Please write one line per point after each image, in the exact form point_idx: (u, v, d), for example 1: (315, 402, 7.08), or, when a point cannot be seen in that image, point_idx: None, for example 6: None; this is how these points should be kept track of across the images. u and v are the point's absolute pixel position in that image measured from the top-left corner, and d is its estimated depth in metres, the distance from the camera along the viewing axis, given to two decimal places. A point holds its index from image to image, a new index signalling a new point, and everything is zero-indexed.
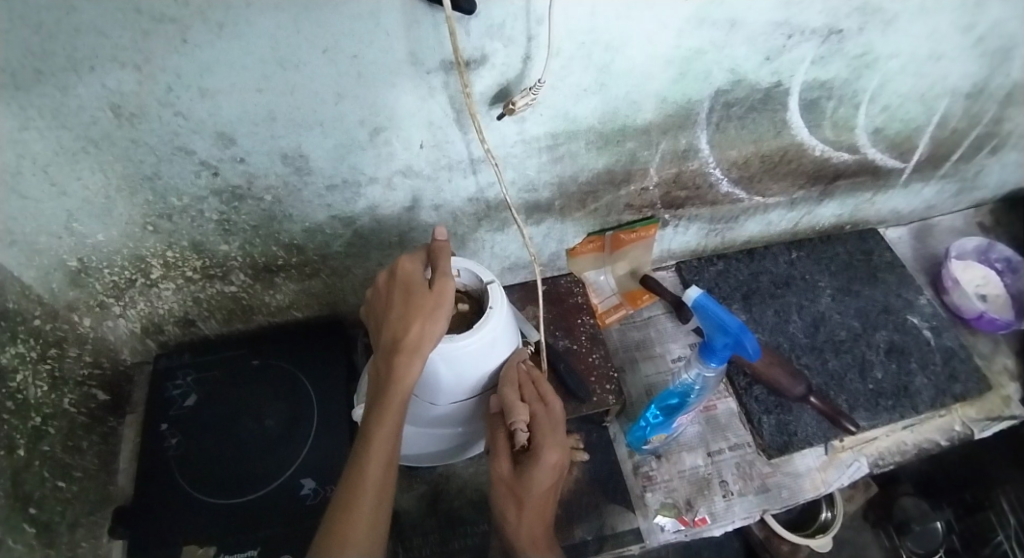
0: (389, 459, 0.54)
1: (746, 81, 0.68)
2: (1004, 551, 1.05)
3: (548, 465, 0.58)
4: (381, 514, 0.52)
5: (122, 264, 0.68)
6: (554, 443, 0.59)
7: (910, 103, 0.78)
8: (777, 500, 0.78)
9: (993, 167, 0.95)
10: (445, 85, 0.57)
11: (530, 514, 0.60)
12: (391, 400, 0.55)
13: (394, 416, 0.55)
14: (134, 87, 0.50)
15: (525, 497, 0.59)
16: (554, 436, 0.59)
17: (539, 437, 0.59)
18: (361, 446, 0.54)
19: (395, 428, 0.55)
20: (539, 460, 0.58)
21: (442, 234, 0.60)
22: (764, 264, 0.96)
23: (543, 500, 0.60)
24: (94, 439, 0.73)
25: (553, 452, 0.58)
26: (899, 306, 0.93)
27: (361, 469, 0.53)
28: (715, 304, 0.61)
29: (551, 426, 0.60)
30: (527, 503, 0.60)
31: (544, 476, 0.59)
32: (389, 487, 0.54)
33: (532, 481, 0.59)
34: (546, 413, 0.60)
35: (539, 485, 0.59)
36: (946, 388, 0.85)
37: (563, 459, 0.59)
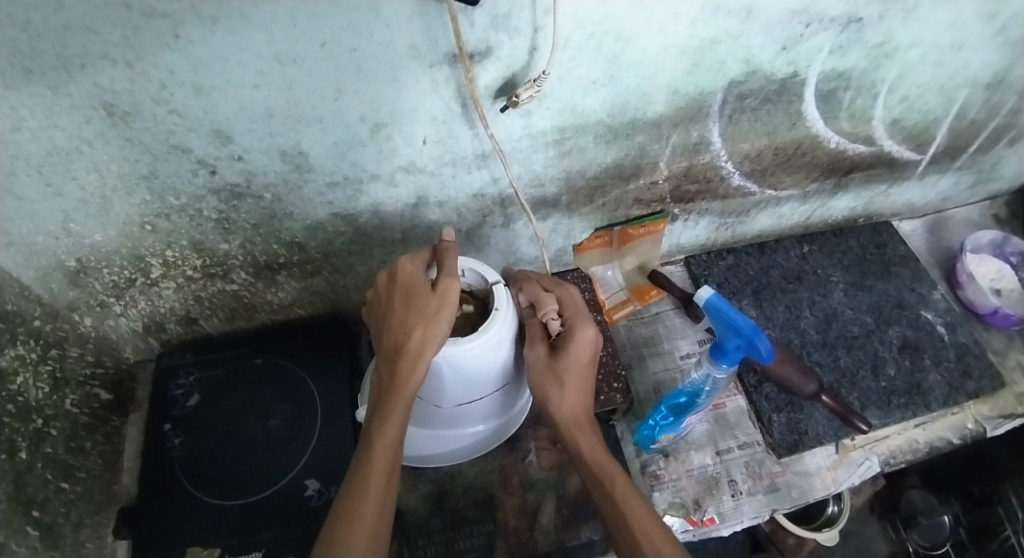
0: (392, 468, 0.53)
1: (762, 72, 0.66)
2: (1012, 546, 1.02)
3: (587, 338, 0.61)
4: (384, 523, 0.52)
5: (121, 264, 0.67)
6: (588, 320, 0.62)
7: (929, 94, 0.75)
8: (786, 500, 0.77)
9: (1012, 158, 0.93)
10: (448, 79, 0.55)
11: (573, 391, 0.61)
12: (394, 408, 0.54)
13: (396, 424, 0.54)
14: (127, 85, 0.48)
15: (568, 372, 0.60)
16: (584, 315, 0.63)
17: (573, 317, 0.62)
18: (364, 454, 0.54)
19: (398, 437, 0.54)
20: (578, 330, 0.61)
21: (449, 235, 0.59)
22: (776, 258, 0.94)
23: (585, 375, 0.61)
24: (98, 439, 0.73)
25: (588, 324, 0.61)
26: (913, 301, 0.91)
27: (364, 478, 0.52)
28: (728, 306, 0.58)
29: (580, 307, 0.64)
30: (570, 379, 0.60)
31: (584, 347, 0.60)
32: (392, 498, 0.53)
33: (573, 355, 0.60)
34: (573, 298, 0.64)
35: (580, 358, 0.60)
36: (960, 385, 0.84)
37: (597, 335, 0.62)
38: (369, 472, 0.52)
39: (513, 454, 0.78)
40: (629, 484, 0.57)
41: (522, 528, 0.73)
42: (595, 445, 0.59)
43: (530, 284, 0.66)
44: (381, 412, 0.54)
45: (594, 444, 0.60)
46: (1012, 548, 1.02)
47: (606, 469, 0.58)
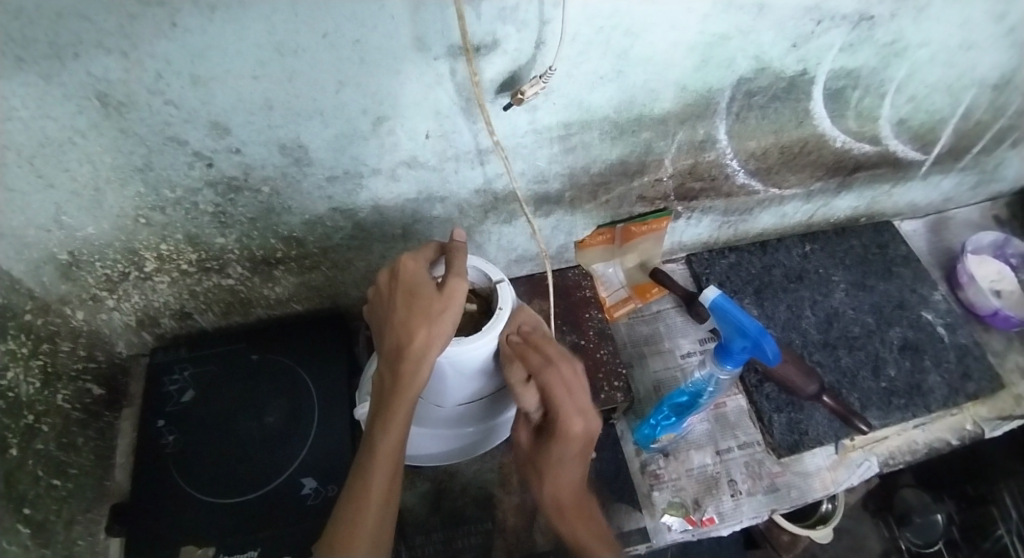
0: (394, 471, 0.53)
1: (771, 69, 0.64)
2: (1005, 546, 1.05)
3: (572, 436, 0.56)
4: (383, 529, 0.51)
5: (115, 257, 0.65)
6: (576, 413, 0.56)
7: (937, 94, 0.75)
8: (786, 500, 0.77)
9: (1015, 160, 0.92)
10: (452, 72, 0.54)
11: (563, 478, 0.60)
12: (395, 413, 0.53)
13: (397, 429, 0.53)
14: (121, 75, 0.47)
15: (553, 464, 0.59)
16: (572, 409, 0.56)
17: (558, 410, 0.56)
18: (365, 457, 0.53)
19: (400, 443, 0.53)
20: (561, 430, 0.56)
21: (459, 235, 0.59)
22: (777, 257, 0.94)
23: (575, 464, 0.59)
24: (90, 434, 0.71)
25: (572, 422, 0.56)
26: (914, 302, 0.90)
27: (365, 481, 0.51)
28: (734, 306, 0.58)
29: (570, 394, 0.56)
30: (557, 472, 0.60)
31: (570, 444, 0.57)
32: (394, 501, 0.53)
33: (557, 453, 0.58)
34: (558, 384, 0.56)
35: (566, 451, 0.58)
36: (959, 387, 0.84)
37: (588, 426, 0.56)
38: (371, 475, 0.51)
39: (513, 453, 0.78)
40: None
41: (521, 527, 0.73)
42: (588, 528, 0.60)
43: (515, 361, 0.58)
44: (382, 415, 0.53)
45: (587, 529, 0.60)
46: (1004, 548, 1.04)
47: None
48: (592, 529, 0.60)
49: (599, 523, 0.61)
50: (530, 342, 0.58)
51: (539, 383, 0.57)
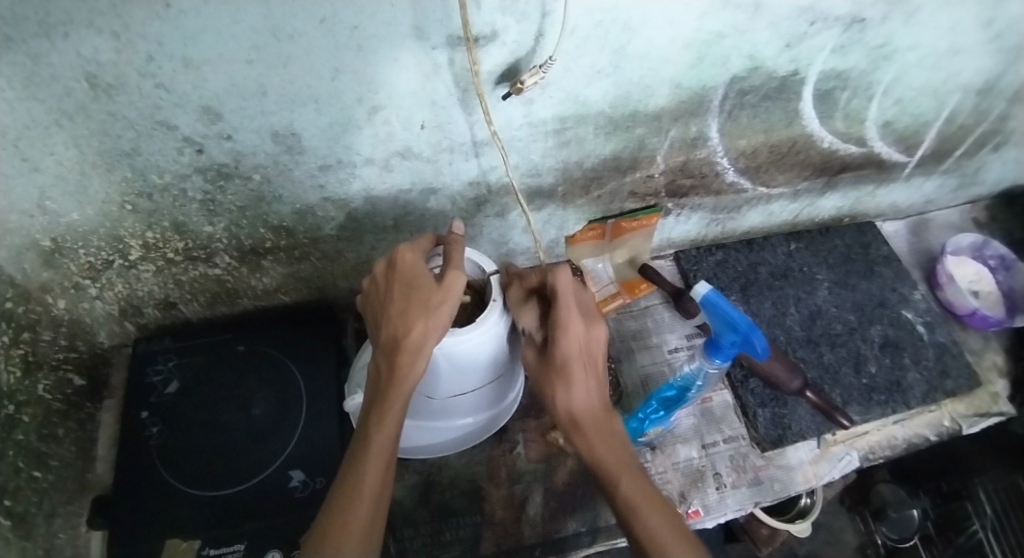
0: (389, 463, 0.53)
1: (764, 68, 0.65)
2: (979, 541, 1.08)
3: (574, 337, 0.56)
4: (377, 520, 0.51)
5: (99, 244, 0.64)
6: (576, 315, 0.57)
7: (922, 97, 0.76)
8: (769, 493, 0.79)
9: (994, 164, 0.95)
10: (451, 63, 0.53)
11: (576, 391, 0.57)
12: (391, 406, 0.53)
13: (392, 423, 0.53)
14: (111, 56, 0.45)
15: (562, 371, 0.57)
16: (571, 308, 0.57)
17: (557, 312, 0.57)
18: (360, 449, 0.53)
19: (395, 435, 0.54)
20: (561, 330, 0.56)
21: (457, 228, 0.58)
22: (763, 255, 0.95)
23: (584, 374, 0.57)
24: (71, 426, 0.69)
25: (572, 320, 0.56)
26: (894, 301, 0.93)
27: (359, 472, 0.52)
28: (725, 302, 0.59)
29: (569, 293, 0.57)
30: (567, 381, 0.57)
31: (573, 348, 0.56)
32: (386, 495, 0.53)
33: (562, 358, 0.57)
34: (556, 284, 0.57)
35: (571, 358, 0.57)
36: (937, 384, 0.86)
37: (590, 331, 0.57)
38: (366, 466, 0.52)
39: (501, 446, 0.78)
40: (645, 485, 0.54)
41: (510, 520, 0.73)
42: (609, 443, 0.56)
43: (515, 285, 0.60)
44: (379, 406, 0.54)
45: (606, 440, 0.56)
46: (978, 543, 1.08)
47: (616, 473, 0.55)
48: (613, 442, 0.56)
49: (621, 438, 0.57)
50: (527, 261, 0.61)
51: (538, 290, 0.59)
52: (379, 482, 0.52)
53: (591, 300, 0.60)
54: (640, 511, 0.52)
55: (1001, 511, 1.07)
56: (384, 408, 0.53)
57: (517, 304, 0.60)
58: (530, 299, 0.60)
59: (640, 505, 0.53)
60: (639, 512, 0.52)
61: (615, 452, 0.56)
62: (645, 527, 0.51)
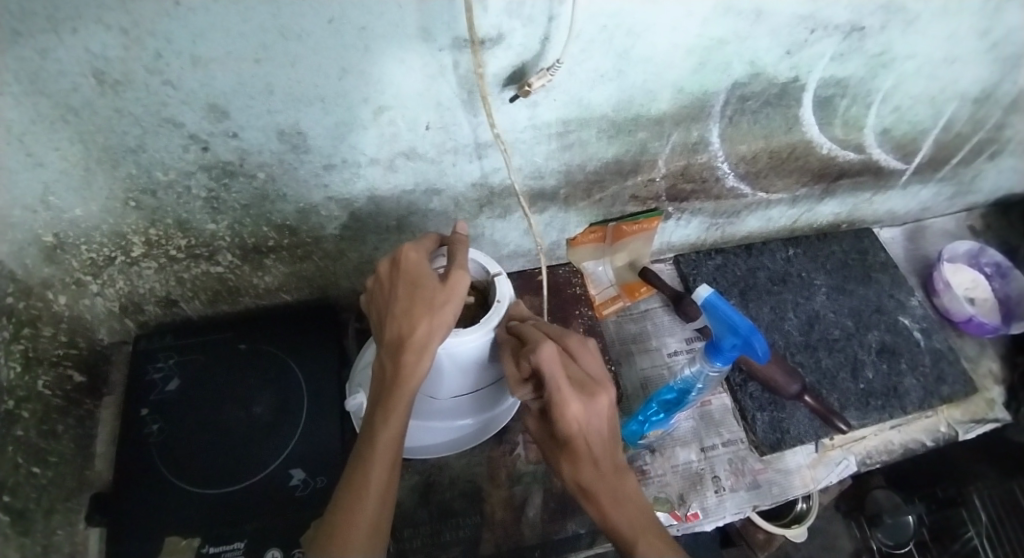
0: (393, 463, 0.54)
1: (765, 75, 0.66)
2: (974, 548, 1.10)
3: (571, 417, 0.51)
4: (383, 518, 0.52)
5: (102, 241, 0.64)
6: (571, 394, 0.51)
7: (920, 105, 0.77)
8: (767, 496, 0.79)
9: (991, 172, 0.96)
10: (457, 64, 0.54)
11: (585, 463, 0.54)
12: (395, 404, 0.53)
13: (397, 421, 0.54)
14: (119, 52, 0.46)
15: (568, 447, 0.54)
16: (563, 386, 0.51)
17: (549, 394, 0.52)
18: (364, 447, 0.53)
19: (399, 433, 0.54)
20: (556, 412, 0.51)
21: (462, 228, 0.59)
22: (762, 260, 0.96)
23: (591, 448, 0.53)
24: (69, 422, 0.69)
25: (568, 399, 0.51)
26: (891, 307, 0.93)
27: (365, 470, 0.52)
28: (726, 305, 0.59)
29: (559, 372, 0.51)
30: (574, 454, 0.54)
31: (571, 429, 0.52)
32: (391, 494, 0.53)
33: (565, 437, 0.53)
34: (541, 365, 0.51)
35: (572, 436, 0.53)
36: (934, 390, 0.87)
37: (591, 404, 0.52)
38: (371, 464, 0.52)
39: (501, 447, 0.78)
40: (667, 551, 0.51)
41: (509, 522, 0.73)
42: (625, 509, 0.54)
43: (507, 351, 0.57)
44: (384, 404, 0.54)
45: (622, 508, 0.54)
46: (973, 549, 1.10)
47: (632, 540, 0.52)
48: (628, 508, 0.54)
49: (637, 501, 0.54)
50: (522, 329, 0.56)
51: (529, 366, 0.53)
52: (385, 481, 0.52)
53: (595, 365, 0.55)
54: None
55: (995, 519, 1.09)
56: (388, 406, 0.54)
57: (513, 376, 0.56)
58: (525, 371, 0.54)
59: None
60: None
61: (631, 519, 0.53)
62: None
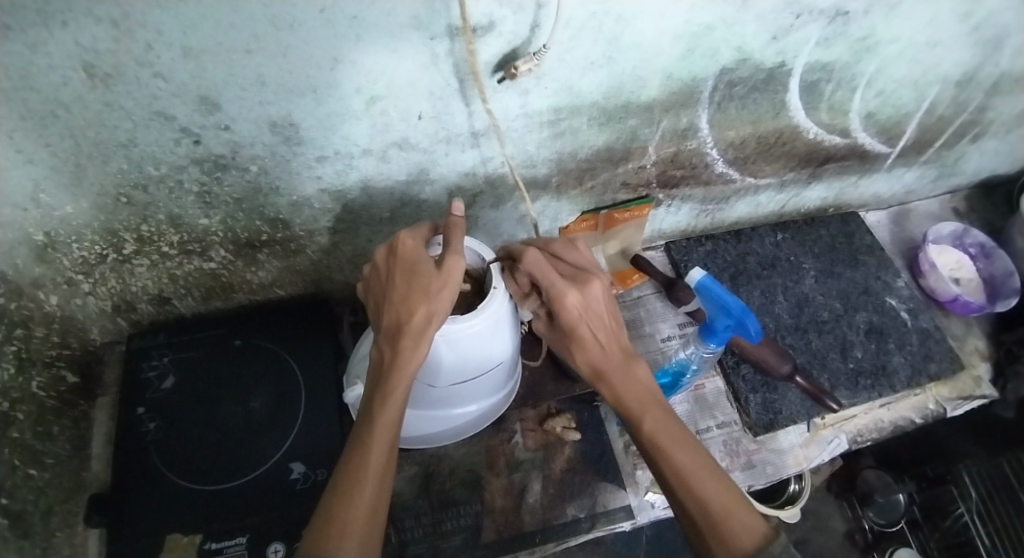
0: (392, 444, 0.55)
1: (752, 60, 0.67)
2: (965, 523, 1.10)
3: (570, 305, 0.57)
4: (382, 501, 0.53)
5: (93, 238, 0.63)
6: (565, 284, 0.57)
7: (903, 89, 0.79)
8: (762, 476, 0.80)
9: (973, 154, 0.98)
10: (448, 53, 0.54)
11: (591, 349, 0.59)
12: (394, 389, 0.55)
13: (395, 406, 0.55)
14: (110, 45, 0.45)
15: (573, 337, 0.59)
16: (556, 281, 0.57)
17: (545, 291, 0.58)
18: (364, 430, 0.55)
19: (397, 418, 0.55)
20: (556, 304, 0.57)
21: (458, 209, 0.58)
22: (751, 245, 0.97)
23: (593, 329, 0.59)
24: (65, 423, 0.69)
25: (563, 291, 0.57)
26: (878, 288, 0.95)
27: (364, 452, 0.53)
28: (718, 287, 0.60)
29: (549, 271, 0.58)
30: (579, 344, 0.59)
31: (571, 314, 0.58)
32: (390, 475, 0.55)
33: (568, 326, 0.59)
34: (530, 267, 0.58)
35: (572, 321, 0.58)
36: (922, 367, 0.89)
37: (586, 292, 0.58)
38: (370, 449, 0.54)
39: (499, 435, 0.79)
40: (668, 419, 0.57)
41: (509, 508, 0.74)
42: (631, 386, 0.58)
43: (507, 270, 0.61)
44: (381, 390, 0.55)
45: (628, 385, 0.58)
46: (964, 524, 1.10)
47: (638, 410, 0.57)
48: (634, 384, 0.58)
49: (642, 378, 0.59)
50: (511, 245, 0.61)
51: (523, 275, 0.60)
52: (383, 461, 0.54)
53: (583, 260, 0.61)
54: (665, 447, 0.55)
55: (984, 496, 1.08)
56: (386, 392, 0.55)
57: (513, 287, 0.62)
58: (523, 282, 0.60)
59: (664, 439, 0.55)
60: (665, 444, 0.55)
61: (636, 392, 0.58)
62: (673, 460, 0.54)
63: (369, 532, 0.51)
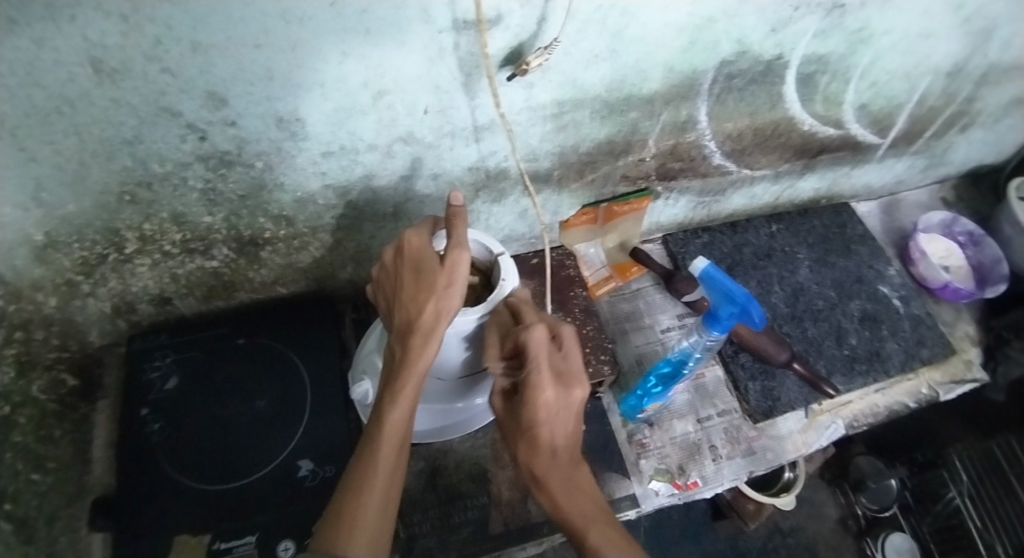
0: (401, 445, 0.55)
1: (751, 52, 0.68)
2: (957, 507, 1.11)
3: (543, 402, 0.52)
4: (392, 494, 0.53)
5: (94, 238, 0.62)
6: (549, 377, 0.52)
7: (895, 80, 0.80)
8: (762, 462, 0.82)
9: (961, 144, 1.00)
10: (456, 46, 0.54)
11: (544, 450, 0.54)
12: (403, 387, 0.55)
13: (406, 404, 0.55)
14: (117, 40, 0.45)
15: (530, 433, 0.54)
16: (543, 370, 0.52)
17: (528, 374, 0.52)
18: (374, 429, 0.55)
19: (406, 416, 0.55)
20: (530, 395, 0.52)
21: (457, 198, 0.56)
22: (747, 237, 0.99)
23: (552, 433, 0.54)
24: (66, 427, 0.68)
25: (545, 385, 0.52)
26: (871, 277, 0.97)
27: (374, 452, 0.54)
28: (722, 275, 0.62)
29: (544, 356, 0.53)
30: (534, 443, 0.54)
31: (539, 412, 0.53)
32: (400, 472, 0.55)
33: (529, 421, 0.53)
34: (530, 343, 0.52)
35: (536, 419, 0.53)
36: (915, 353, 0.91)
37: (564, 395, 0.53)
38: (380, 445, 0.54)
39: None
40: (618, 537, 0.52)
41: (516, 500, 0.74)
42: (577, 497, 0.54)
43: (497, 323, 0.57)
44: (392, 387, 0.55)
45: (571, 497, 0.54)
46: (956, 508, 1.11)
47: (583, 524, 0.53)
48: (578, 496, 0.55)
49: (588, 492, 0.55)
50: (520, 309, 0.57)
51: (515, 344, 0.54)
52: (392, 460, 0.54)
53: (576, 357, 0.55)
54: None
55: (976, 478, 1.09)
56: (397, 389, 0.55)
57: (497, 346, 0.56)
58: (509, 350, 0.55)
59: None
60: None
61: (579, 508, 0.54)
62: None
63: (377, 530, 0.51)
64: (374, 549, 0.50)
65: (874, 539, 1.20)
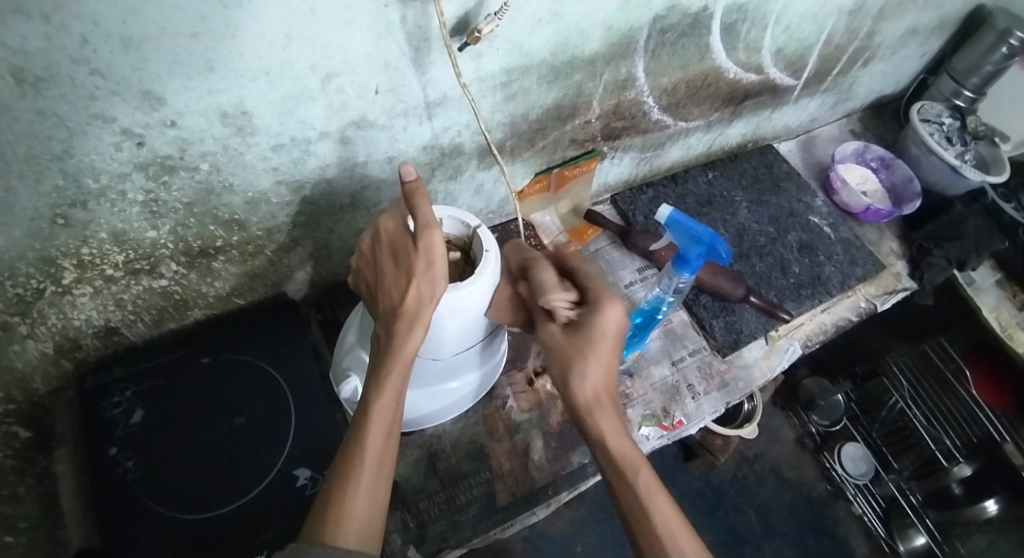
0: (389, 433, 0.55)
1: (679, 7, 0.71)
2: (900, 410, 1.25)
3: (608, 312, 0.56)
4: (380, 483, 0.52)
5: (27, 271, 0.55)
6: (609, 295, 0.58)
7: (806, 23, 0.87)
8: (735, 392, 0.87)
9: (863, 78, 1.10)
10: (404, 21, 0.53)
11: (593, 377, 0.57)
12: (390, 372, 0.55)
13: (393, 388, 0.55)
14: (40, 43, 0.41)
15: (587, 352, 0.56)
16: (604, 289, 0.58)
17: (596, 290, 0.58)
18: (360, 418, 0.54)
19: (396, 399, 0.55)
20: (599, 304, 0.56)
21: (410, 173, 0.53)
22: (688, 186, 1.04)
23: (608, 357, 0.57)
24: (30, 481, 0.60)
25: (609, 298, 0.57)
26: (802, 210, 1.05)
27: (361, 437, 0.53)
28: (687, 219, 0.67)
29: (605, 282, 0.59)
30: (589, 362, 0.56)
31: (606, 323, 0.56)
32: (390, 460, 0.54)
33: (593, 335, 0.56)
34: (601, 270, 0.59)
35: (604, 335, 0.56)
36: (850, 272, 0.99)
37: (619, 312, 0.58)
38: (366, 431, 0.53)
39: (494, 403, 0.80)
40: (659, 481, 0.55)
41: (518, 469, 0.76)
42: (620, 438, 0.56)
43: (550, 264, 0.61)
44: (377, 375, 0.55)
45: (617, 438, 0.56)
46: (900, 411, 1.25)
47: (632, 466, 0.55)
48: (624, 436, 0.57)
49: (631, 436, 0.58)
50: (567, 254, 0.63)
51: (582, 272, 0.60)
52: (382, 448, 0.53)
53: None
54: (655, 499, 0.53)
55: (915, 382, 1.24)
56: (381, 377, 0.55)
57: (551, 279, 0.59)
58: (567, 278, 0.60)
59: (655, 493, 0.53)
60: (652, 498, 0.53)
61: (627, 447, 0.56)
62: (665, 518, 0.52)
63: (369, 517, 0.50)
64: (367, 539, 0.50)
65: (832, 452, 1.31)
